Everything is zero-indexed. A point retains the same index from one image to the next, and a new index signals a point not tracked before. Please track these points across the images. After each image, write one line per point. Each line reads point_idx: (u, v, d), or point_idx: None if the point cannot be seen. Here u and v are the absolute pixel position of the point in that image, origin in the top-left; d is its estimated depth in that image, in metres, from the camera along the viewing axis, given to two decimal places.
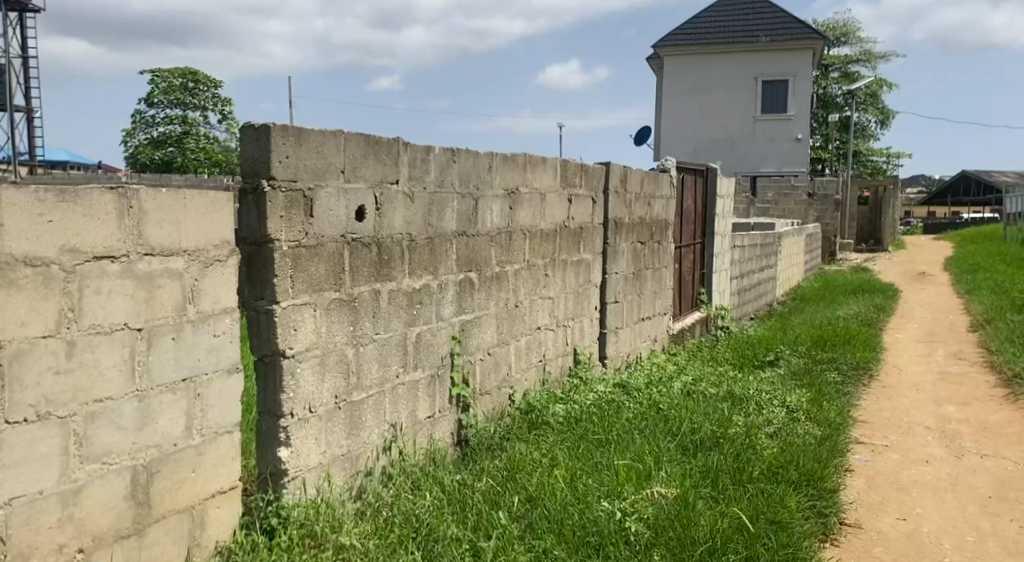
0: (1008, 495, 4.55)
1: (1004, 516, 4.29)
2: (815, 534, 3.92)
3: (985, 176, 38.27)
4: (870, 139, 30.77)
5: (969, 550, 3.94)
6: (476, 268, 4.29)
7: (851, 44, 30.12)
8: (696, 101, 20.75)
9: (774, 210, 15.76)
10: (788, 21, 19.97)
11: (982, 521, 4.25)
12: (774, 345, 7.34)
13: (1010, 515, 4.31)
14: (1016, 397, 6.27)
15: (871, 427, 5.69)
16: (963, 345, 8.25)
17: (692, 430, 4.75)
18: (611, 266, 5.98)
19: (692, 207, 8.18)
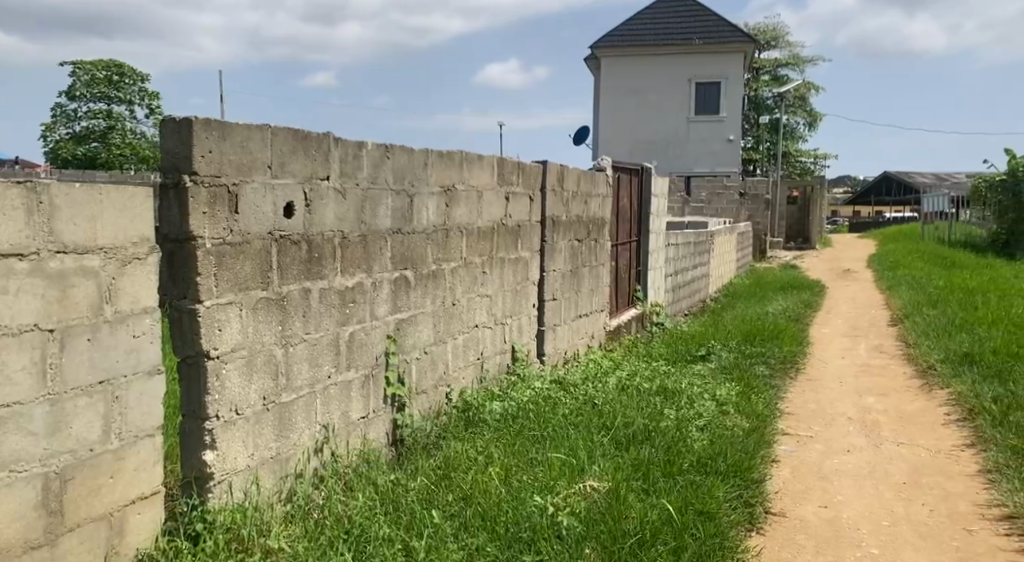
0: (921, 480, 4.71)
1: (917, 501, 4.43)
2: (741, 523, 3.99)
3: (905, 177, 39.57)
4: (798, 140, 31.52)
5: (885, 534, 4.06)
6: (411, 265, 4.26)
7: (780, 48, 30.82)
8: (632, 101, 20.93)
9: (707, 209, 16.02)
10: (720, 24, 20.36)
11: (897, 505, 4.39)
12: (706, 340, 7.47)
13: (923, 499, 4.46)
14: (931, 387, 6.49)
15: (797, 418, 5.83)
16: (883, 339, 8.51)
17: (625, 424, 4.80)
18: (547, 263, 6.00)
19: (628, 206, 8.27)
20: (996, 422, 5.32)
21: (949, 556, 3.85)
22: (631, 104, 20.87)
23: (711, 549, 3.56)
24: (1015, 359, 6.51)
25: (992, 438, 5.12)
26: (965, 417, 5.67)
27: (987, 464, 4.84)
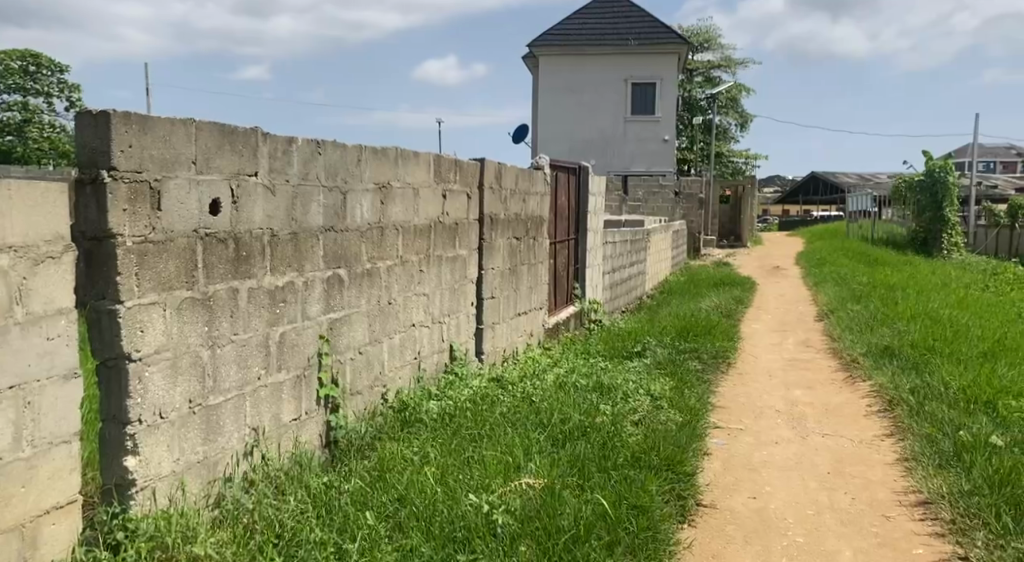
0: (844, 470, 4.82)
1: (840, 490, 4.54)
2: (673, 516, 4.04)
3: (832, 177, 40.64)
4: (730, 140, 32.10)
5: (810, 522, 4.14)
6: (345, 264, 4.19)
7: (712, 50, 31.34)
8: (569, 101, 21.02)
9: (644, 208, 16.16)
10: (654, 26, 20.61)
11: (821, 495, 4.48)
12: (641, 336, 7.53)
13: (845, 488, 4.56)
14: (855, 379, 6.67)
15: (728, 412, 5.91)
16: (810, 333, 8.71)
17: (562, 421, 4.82)
18: (485, 261, 5.98)
19: (566, 204, 8.28)
20: (914, 412, 5.48)
21: (868, 541, 3.95)
22: (568, 104, 20.93)
23: (643, 543, 3.61)
24: (933, 352, 6.72)
25: (909, 428, 5.27)
26: (886, 408, 5.83)
27: (906, 452, 4.98)
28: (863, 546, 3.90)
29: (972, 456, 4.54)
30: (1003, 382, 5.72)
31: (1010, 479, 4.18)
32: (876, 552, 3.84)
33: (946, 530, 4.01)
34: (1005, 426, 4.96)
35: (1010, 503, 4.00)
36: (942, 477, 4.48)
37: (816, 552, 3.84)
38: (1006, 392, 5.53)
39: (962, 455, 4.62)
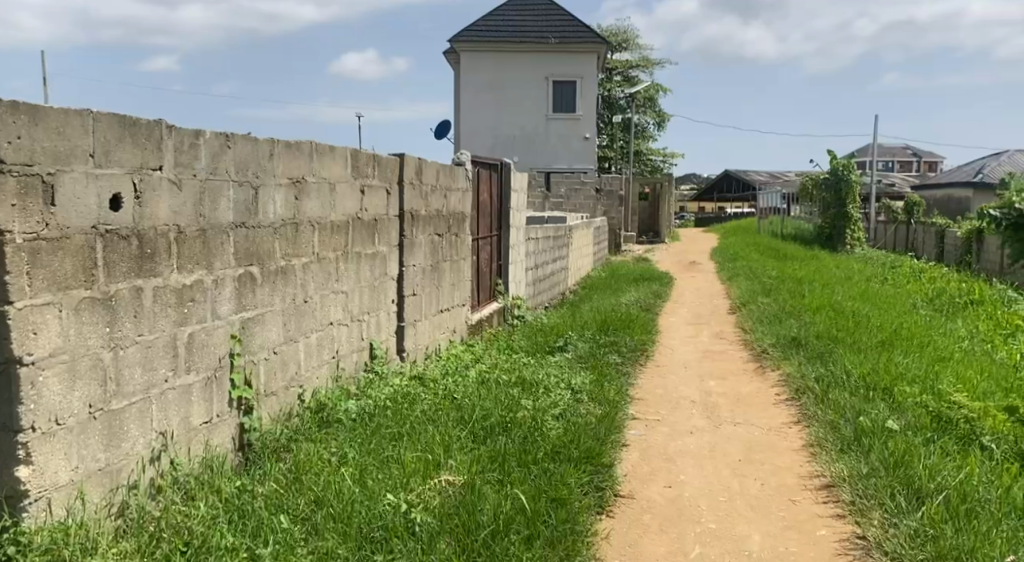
0: (754, 457, 4.92)
1: (751, 477, 4.63)
2: (591, 507, 4.08)
3: (745, 176, 41.67)
4: (648, 139, 32.58)
5: (721, 509, 4.23)
6: (258, 261, 4.07)
7: (631, 50, 31.75)
8: (490, 97, 20.88)
9: (566, 205, 16.22)
10: (573, 24, 20.76)
11: (733, 482, 4.57)
12: (563, 331, 7.57)
13: (755, 474, 4.66)
14: (765, 369, 6.83)
15: (646, 403, 5.98)
16: (723, 326, 8.90)
17: (483, 416, 4.80)
18: (406, 258, 5.90)
19: (488, 201, 8.25)
20: (819, 400, 5.64)
21: (775, 525, 4.05)
22: (490, 100, 20.84)
23: (562, 535, 3.66)
24: (837, 342, 6.94)
25: (814, 415, 5.42)
26: (793, 396, 5.99)
27: (811, 438, 5.12)
28: (770, 531, 3.99)
29: (871, 440, 4.69)
30: (900, 369, 5.94)
31: (905, 460, 4.33)
32: (782, 536, 3.94)
33: (846, 511, 4.14)
34: (901, 411, 5.14)
35: (903, 482, 4.14)
36: (844, 460, 4.63)
37: (727, 538, 3.92)
38: (903, 379, 5.75)
39: (861, 439, 4.77)
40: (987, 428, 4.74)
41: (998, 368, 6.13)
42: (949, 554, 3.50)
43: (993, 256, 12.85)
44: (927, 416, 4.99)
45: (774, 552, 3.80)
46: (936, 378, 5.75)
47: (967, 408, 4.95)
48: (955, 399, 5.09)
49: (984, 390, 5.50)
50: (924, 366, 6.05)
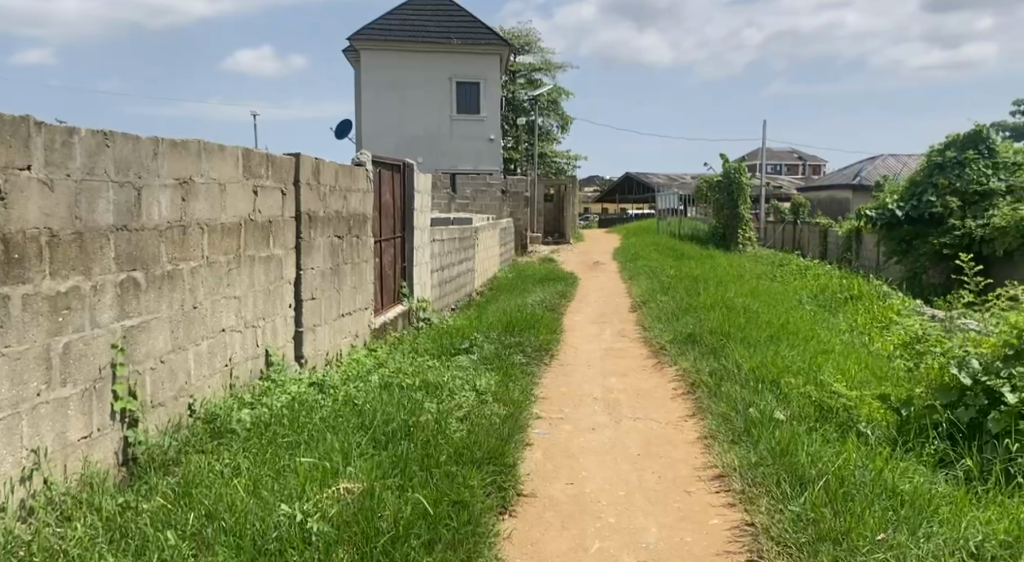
0: (652, 451, 4.97)
1: (649, 470, 4.69)
2: (492, 509, 4.04)
3: (645, 178, 42.54)
4: (552, 141, 32.85)
5: (621, 503, 4.28)
6: (141, 266, 3.87)
7: (533, 53, 31.94)
8: (393, 97, 20.56)
9: (472, 206, 16.14)
10: (476, 26, 20.75)
11: (632, 475, 4.62)
12: (468, 332, 7.52)
13: (654, 468, 4.72)
14: (665, 365, 6.94)
15: (549, 402, 5.99)
16: (624, 323, 9.02)
17: (384, 422, 4.71)
18: (304, 261, 5.74)
19: (390, 202, 8.13)
20: (714, 393, 5.76)
21: (671, 517, 4.13)
22: (392, 100, 20.53)
23: (463, 537, 3.63)
24: (729, 336, 7.12)
25: (709, 408, 5.53)
26: (690, 390, 6.10)
27: (705, 431, 5.22)
28: (667, 522, 4.08)
29: (760, 430, 4.80)
30: (786, 362, 6.14)
31: (790, 448, 4.45)
32: (679, 526, 4.03)
33: (737, 500, 4.24)
34: (786, 402, 5.28)
35: (789, 470, 4.27)
36: (735, 451, 4.73)
37: (625, 531, 3.99)
38: (789, 370, 5.95)
39: (751, 430, 4.88)
40: (863, 416, 4.88)
41: (874, 358, 6.39)
42: (829, 535, 3.63)
43: (872, 254, 13.51)
44: (810, 406, 5.13)
45: (671, 544, 3.87)
46: (818, 369, 5.97)
47: (847, 398, 5.12)
48: (835, 389, 5.26)
49: (860, 379, 5.73)
50: (808, 359, 6.27)
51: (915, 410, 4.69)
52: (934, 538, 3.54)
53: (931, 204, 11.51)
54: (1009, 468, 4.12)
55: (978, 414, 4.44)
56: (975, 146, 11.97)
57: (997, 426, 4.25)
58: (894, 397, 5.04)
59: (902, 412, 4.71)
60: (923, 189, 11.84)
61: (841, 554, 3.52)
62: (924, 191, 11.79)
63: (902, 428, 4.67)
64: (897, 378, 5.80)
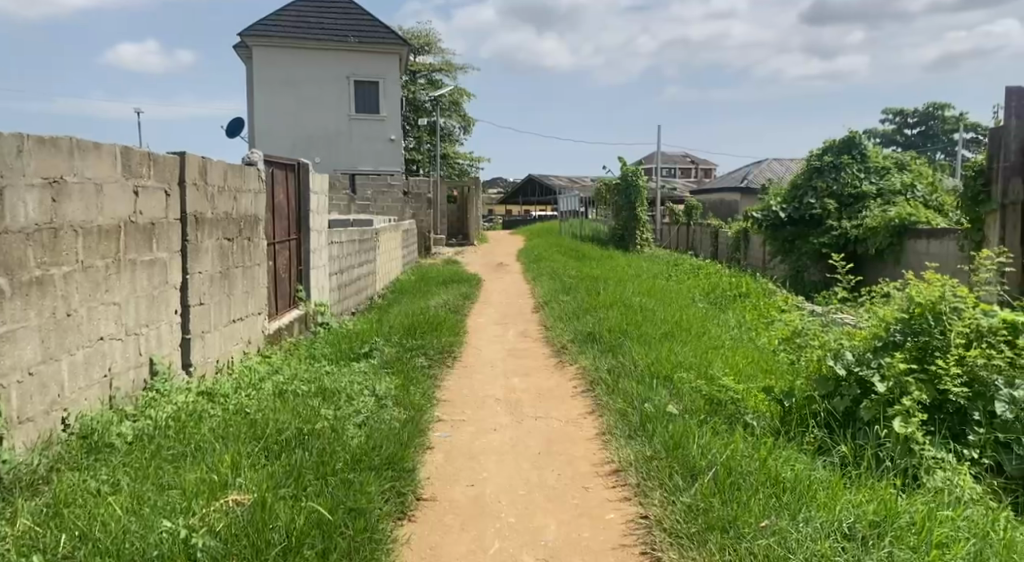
0: (552, 448, 4.94)
1: (549, 468, 4.65)
2: (390, 515, 3.94)
3: (547, 181, 42.91)
4: (454, 142, 32.71)
5: (520, 503, 4.23)
6: (5, 271, 3.71)
7: (433, 53, 31.74)
8: (288, 95, 20.02)
9: (373, 207, 15.86)
10: (374, 25, 20.46)
11: (532, 474, 4.58)
12: (368, 336, 7.36)
13: (553, 465, 4.69)
14: (566, 364, 6.95)
15: (451, 404, 5.89)
16: (527, 324, 9.01)
17: (277, 430, 4.52)
18: (191, 265, 5.47)
19: (284, 202, 7.87)
20: (611, 390, 5.78)
21: (569, 513, 4.12)
22: (288, 98, 20.00)
23: (359, 546, 3.56)
24: (625, 334, 7.19)
25: (607, 404, 5.55)
26: (590, 388, 6.11)
27: (603, 427, 5.22)
28: (566, 519, 4.06)
29: (653, 425, 4.83)
30: (679, 358, 6.23)
31: (681, 442, 4.49)
32: (576, 522, 4.02)
33: (632, 494, 4.26)
34: (679, 396, 5.35)
35: (681, 463, 4.31)
36: (631, 446, 4.75)
37: (523, 530, 3.96)
38: (682, 366, 6.03)
39: (645, 425, 4.90)
40: (749, 408, 5.00)
41: (760, 353, 6.55)
42: (716, 525, 3.73)
43: (759, 254, 13.95)
44: (701, 399, 5.20)
45: (570, 540, 3.87)
46: (709, 364, 6.08)
47: (734, 391, 5.21)
48: (723, 382, 5.35)
49: (747, 373, 5.87)
50: (699, 354, 6.37)
51: (796, 401, 4.80)
52: (812, 522, 3.64)
53: (811, 205, 11.89)
54: (879, 453, 4.28)
55: (852, 403, 4.57)
56: (849, 151, 12.33)
57: (869, 414, 4.40)
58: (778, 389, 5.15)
59: (784, 403, 4.81)
60: (805, 193, 12.18)
61: (727, 542, 3.62)
62: (806, 194, 12.16)
63: (784, 419, 4.79)
64: (782, 371, 5.96)
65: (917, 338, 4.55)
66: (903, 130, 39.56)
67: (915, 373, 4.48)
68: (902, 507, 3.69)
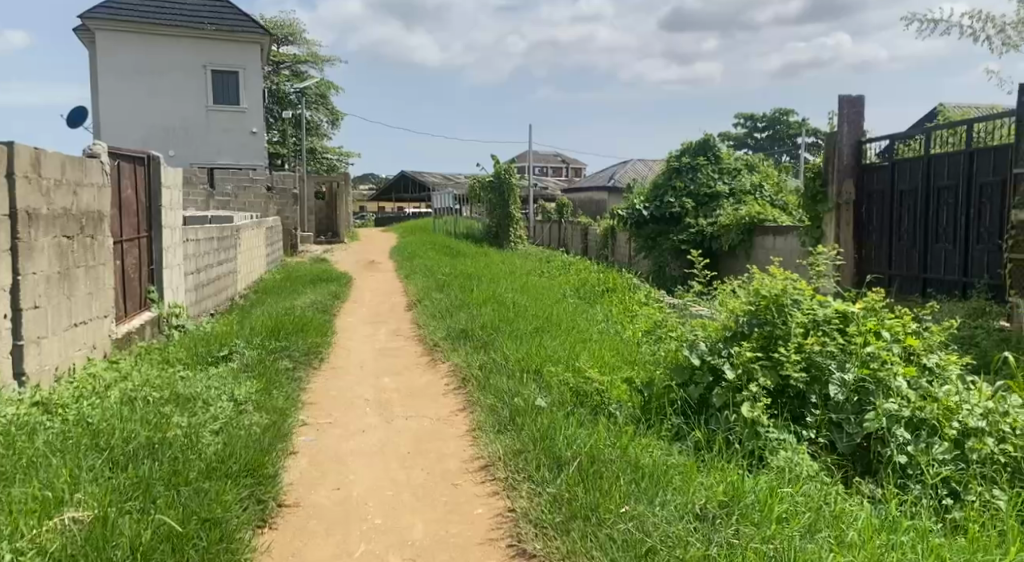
0: (422, 447, 4.83)
1: (418, 467, 4.54)
2: (248, 523, 3.75)
3: (419, 177, 42.63)
4: (322, 137, 31.99)
5: (388, 503, 4.11)
6: None
7: (297, 44, 30.95)
8: (139, 83, 19.02)
9: (234, 203, 15.23)
10: (233, 14, 19.74)
11: (400, 474, 4.45)
12: (228, 339, 7.03)
13: (423, 465, 4.58)
14: (437, 362, 6.85)
15: (317, 407, 5.68)
16: (400, 322, 8.84)
17: (123, 441, 4.21)
18: (23, 264, 5.07)
19: (132, 197, 7.44)
20: (482, 386, 5.72)
21: (437, 511, 4.03)
22: (138, 87, 19.01)
23: (214, 557, 3.40)
24: (497, 330, 7.16)
25: (477, 401, 5.48)
26: (461, 385, 6.03)
27: (473, 423, 5.15)
28: (433, 517, 3.97)
29: (522, 419, 4.80)
30: (548, 352, 6.24)
31: (549, 433, 4.49)
32: (443, 520, 3.94)
33: (501, 488, 4.21)
34: (547, 389, 5.34)
35: (547, 454, 4.30)
36: (500, 440, 4.70)
37: (390, 531, 3.85)
38: (550, 360, 6.06)
39: (515, 419, 4.87)
40: (613, 398, 5.03)
41: (624, 344, 6.66)
42: (580, 513, 3.73)
43: (625, 251, 14.25)
44: (567, 391, 5.21)
45: (436, 538, 3.79)
46: (576, 356, 6.13)
47: (599, 382, 5.26)
48: (589, 374, 5.39)
49: (613, 364, 5.94)
50: (568, 348, 6.41)
51: (655, 391, 4.89)
52: (667, 505, 3.70)
53: (671, 205, 12.24)
54: (729, 437, 4.40)
55: (706, 391, 4.68)
56: (704, 153, 12.76)
57: (720, 400, 4.54)
58: (640, 380, 5.22)
59: (644, 393, 4.88)
60: (664, 192, 12.50)
61: (589, 529, 3.63)
62: (665, 193, 12.47)
63: (645, 407, 4.86)
64: (644, 361, 6.07)
65: (763, 327, 4.71)
66: (756, 133, 41.45)
67: (760, 360, 4.61)
68: (748, 487, 3.78)
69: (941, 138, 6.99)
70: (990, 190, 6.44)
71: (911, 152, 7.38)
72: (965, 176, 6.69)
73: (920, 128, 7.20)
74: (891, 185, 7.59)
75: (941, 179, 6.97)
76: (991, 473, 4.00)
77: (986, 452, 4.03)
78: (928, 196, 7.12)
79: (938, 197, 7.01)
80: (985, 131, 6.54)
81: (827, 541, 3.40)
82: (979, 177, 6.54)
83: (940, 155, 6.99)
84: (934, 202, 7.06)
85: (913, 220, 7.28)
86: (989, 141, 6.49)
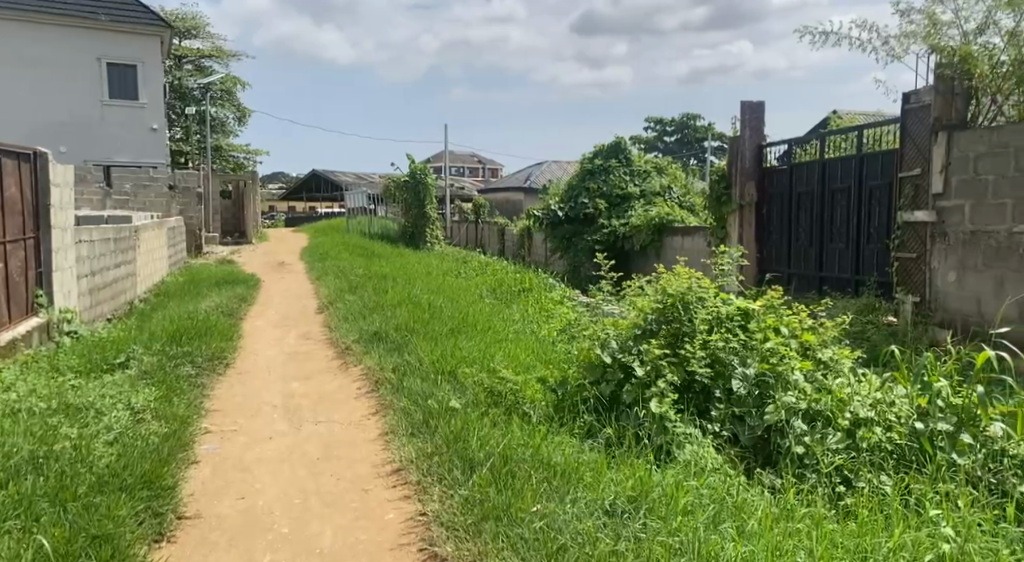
0: (332, 453, 4.64)
1: (327, 473, 4.35)
2: (143, 538, 3.53)
3: (331, 177, 41.94)
4: (230, 134, 31.12)
5: (295, 511, 3.92)
6: None
7: (201, 38, 30.03)
8: (26, 75, 18.06)
9: (133, 202, 14.61)
10: (131, 6, 19.01)
11: (308, 481, 4.26)
12: (126, 345, 6.68)
13: (332, 471, 4.39)
14: (350, 365, 6.64)
15: (221, 414, 5.42)
16: (312, 325, 8.57)
17: (5, 456, 3.91)
18: None
19: (17, 196, 7.00)
20: (395, 389, 5.55)
21: (346, 517, 3.86)
22: (25, 79, 18.05)
23: None
24: (412, 332, 6.99)
25: (391, 404, 5.31)
26: (374, 388, 5.85)
27: (386, 427, 4.98)
28: (342, 523, 3.80)
29: (436, 421, 4.67)
30: (463, 353, 6.12)
31: (462, 434, 4.37)
32: (353, 526, 3.78)
33: (412, 491, 4.06)
34: (462, 390, 5.23)
35: (459, 456, 4.18)
36: (413, 443, 4.55)
37: (297, 540, 3.67)
38: (466, 361, 5.93)
39: (429, 421, 4.74)
40: (526, 398, 4.94)
41: (540, 344, 6.57)
42: (491, 514, 3.62)
43: (540, 250, 14.22)
44: (481, 391, 5.10)
45: (346, 545, 3.63)
46: (491, 357, 6.03)
47: (513, 382, 5.16)
48: (504, 374, 5.28)
49: (528, 363, 5.85)
50: (482, 348, 6.31)
51: (569, 390, 4.82)
52: (578, 502, 3.62)
53: (585, 205, 12.27)
54: (638, 433, 4.36)
55: (616, 388, 4.64)
56: (617, 156, 12.81)
57: (630, 396, 4.49)
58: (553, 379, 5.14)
59: (558, 392, 4.81)
60: (579, 193, 12.52)
61: (500, 529, 3.52)
62: (580, 194, 12.49)
63: (558, 406, 4.78)
64: (559, 360, 6.00)
65: (670, 325, 4.70)
66: (667, 134, 42.22)
67: (668, 357, 4.60)
68: (656, 481, 3.74)
69: (836, 142, 7.15)
70: (878, 193, 6.59)
71: (807, 156, 7.53)
72: (856, 178, 6.86)
73: (816, 133, 7.35)
74: (791, 186, 7.73)
75: (836, 181, 7.13)
76: (879, 460, 4.04)
77: (874, 440, 4.07)
78: (825, 198, 7.26)
79: (833, 199, 7.16)
80: (875, 137, 6.70)
81: (729, 531, 3.38)
82: (869, 180, 6.70)
83: (834, 159, 7.15)
84: (830, 203, 7.21)
85: (811, 221, 7.42)
86: (878, 146, 6.65)
